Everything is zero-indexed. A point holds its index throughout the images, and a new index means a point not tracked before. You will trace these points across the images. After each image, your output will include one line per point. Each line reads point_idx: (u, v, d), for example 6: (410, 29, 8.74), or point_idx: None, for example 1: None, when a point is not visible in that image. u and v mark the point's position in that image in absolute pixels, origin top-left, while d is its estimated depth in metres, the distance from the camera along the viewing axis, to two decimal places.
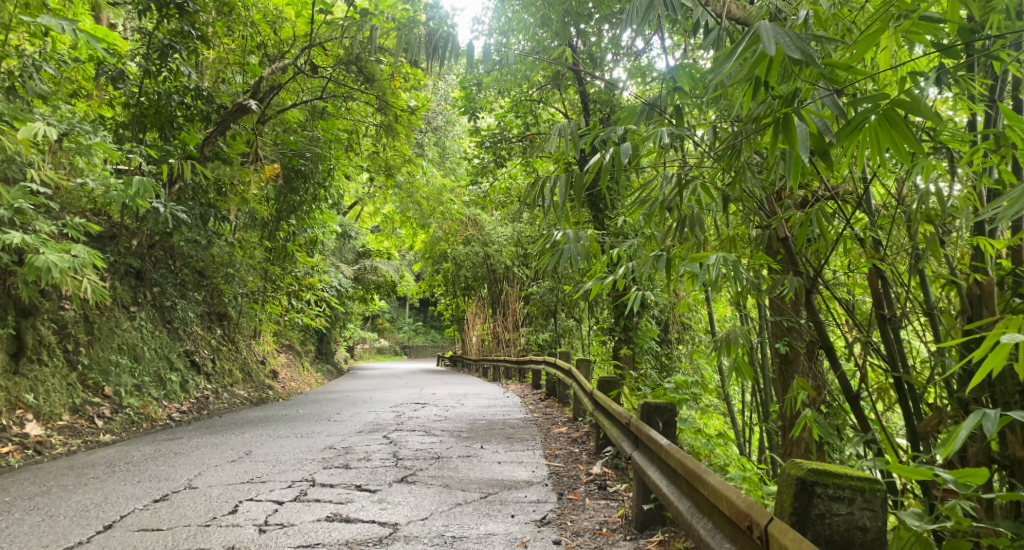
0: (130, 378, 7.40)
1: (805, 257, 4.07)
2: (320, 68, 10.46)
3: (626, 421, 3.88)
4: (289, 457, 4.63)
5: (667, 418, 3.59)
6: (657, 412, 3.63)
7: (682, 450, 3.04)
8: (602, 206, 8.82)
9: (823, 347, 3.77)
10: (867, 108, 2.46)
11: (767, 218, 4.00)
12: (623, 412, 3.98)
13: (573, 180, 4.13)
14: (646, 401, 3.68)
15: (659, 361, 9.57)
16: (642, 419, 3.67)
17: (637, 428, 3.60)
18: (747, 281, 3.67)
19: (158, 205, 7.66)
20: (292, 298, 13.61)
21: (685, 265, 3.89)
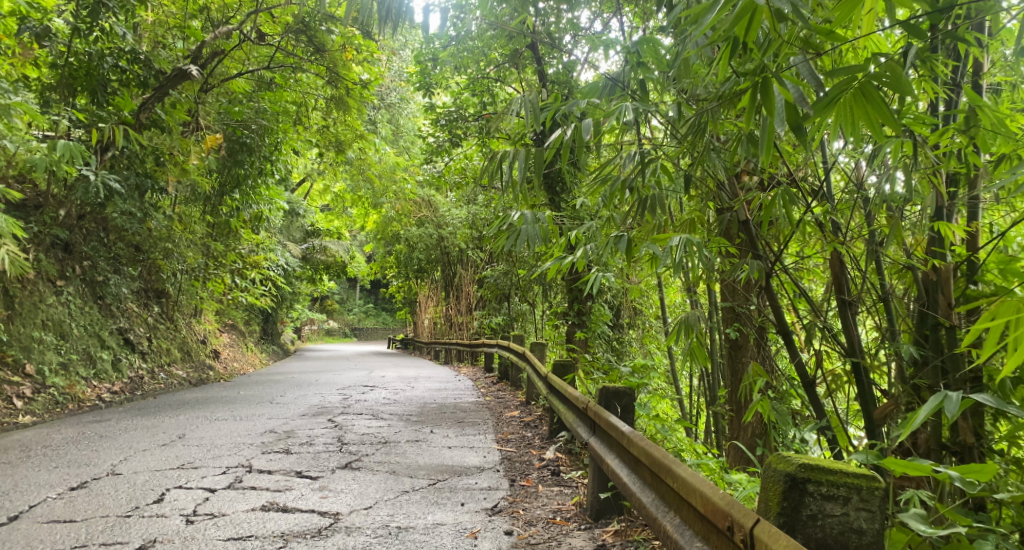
0: (55, 356, 6.99)
1: (766, 240, 3.95)
2: (268, 36, 10.04)
3: (583, 405, 3.74)
4: (226, 442, 4.37)
5: (626, 404, 3.47)
6: (615, 397, 3.50)
7: (644, 438, 2.90)
8: (558, 188, 8.67)
9: (783, 333, 3.65)
10: (846, 78, 2.26)
11: (729, 200, 3.84)
12: (580, 396, 3.84)
13: (531, 157, 3.94)
14: (604, 386, 3.54)
15: (611, 345, 9.50)
16: (600, 404, 3.53)
17: (595, 414, 3.46)
18: (709, 263, 3.52)
19: (89, 173, 7.34)
20: (236, 276, 13.16)
21: (646, 246, 3.73)
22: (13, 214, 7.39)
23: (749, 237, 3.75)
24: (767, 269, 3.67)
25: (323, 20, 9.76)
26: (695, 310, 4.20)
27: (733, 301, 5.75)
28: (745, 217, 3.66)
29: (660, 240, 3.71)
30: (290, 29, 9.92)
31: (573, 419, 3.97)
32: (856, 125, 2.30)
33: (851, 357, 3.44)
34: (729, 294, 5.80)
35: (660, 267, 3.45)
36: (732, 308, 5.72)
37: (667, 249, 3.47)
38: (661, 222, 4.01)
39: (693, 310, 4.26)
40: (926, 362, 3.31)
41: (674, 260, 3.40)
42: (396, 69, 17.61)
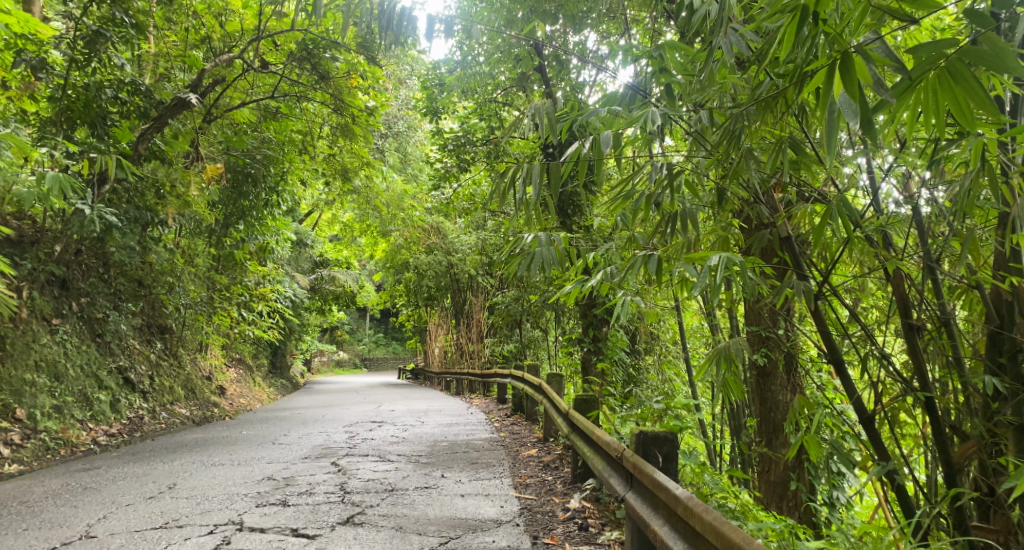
0: (48, 399, 6.67)
1: (808, 259, 3.58)
2: (271, 64, 9.83)
3: (619, 453, 3.38)
4: (217, 493, 4.00)
5: (671, 448, 3.17)
6: (655, 443, 3.19)
7: (704, 505, 2.54)
8: (571, 211, 8.37)
9: (835, 363, 3.29)
10: (932, 57, 2.10)
11: (768, 216, 3.49)
12: (613, 442, 3.48)
13: (546, 172, 3.63)
14: (641, 431, 3.22)
15: (627, 373, 9.09)
16: (637, 452, 3.21)
17: (635, 463, 3.12)
18: (752, 285, 3.17)
19: (84, 207, 7.06)
20: (243, 309, 12.87)
21: (678, 267, 3.39)
22: (5, 252, 7.09)
23: (791, 255, 3.40)
24: (814, 292, 3.32)
25: (327, 48, 9.62)
26: (735, 338, 3.86)
27: (760, 326, 5.42)
28: (787, 234, 3.32)
29: (694, 260, 3.37)
30: (294, 57, 9.72)
31: (607, 469, 3.60)
32: (943, 109, 2.14)
33: (923, 391, 3.09)
34: (755, 318, 5.47)
35: (698, 292, 3.09)
36: (758, 333, 5.39)
37: (704, 271, 3.11)
38: (693, 240, 3.66)
39: (732, 338, 3.92)
40: (1011, 395, 2.97)
41: (706, 282, 3.05)
42: (403, 97, 17.44)
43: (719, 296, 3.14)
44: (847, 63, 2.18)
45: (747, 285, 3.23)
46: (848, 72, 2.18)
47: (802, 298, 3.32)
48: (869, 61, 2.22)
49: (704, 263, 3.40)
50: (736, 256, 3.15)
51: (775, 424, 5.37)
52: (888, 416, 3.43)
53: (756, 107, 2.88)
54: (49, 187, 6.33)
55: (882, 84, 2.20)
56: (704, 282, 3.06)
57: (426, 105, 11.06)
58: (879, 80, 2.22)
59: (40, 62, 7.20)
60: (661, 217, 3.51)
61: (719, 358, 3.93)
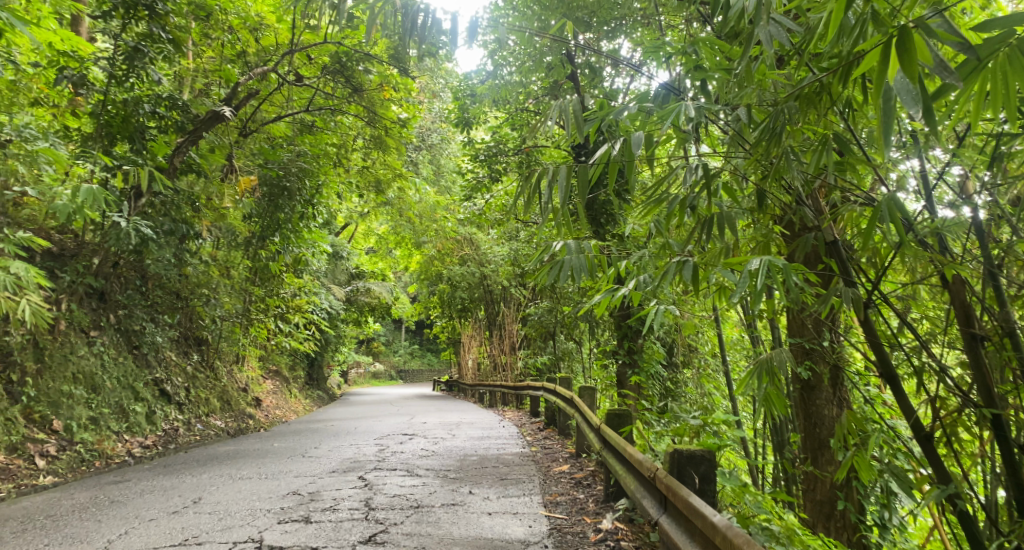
0: (85, 410, 6.72)
1: (856, 265, 3.41)
2: (305, 77, 9.89)
3: (653, 474, 3.27)
4: (240, 508, 3.95)
5: (708, 468, 3.06)
6: (691, 463, 3.10)
7: (744, 534, 2.43)
8: (604, 221, 8.22)
9: (890, 379, 3.18)
10: (999, 38, 2.23)
11: (811, 219, 3.33)
12: (647, 462, 3.38)
13: (575, 175, 3.53)
14: (675, 449, 3.13)
15: (664, 387, 8.88)
16: (673, 472, 3.13)
17: (670, 484, 3.04)
18: (796, 292, 3.03)
19: (120, 220, 7.14)
20: (278, 321, 12.95)
21: (716, 273, 3.24)
22: (44, 265, 7.17)
23: (837, 261, 3.27)
24: (862, 300, 3.17)
25: (360, 60, 9.73)
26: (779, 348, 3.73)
27: (802, 338, 5.21)
28: (832, 238, 3.17)
29: (732, 265, 3.24)
30: (326, 70, 9.77)
31: (641, 490, 3.48)
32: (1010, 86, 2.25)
33: (991, 409, 2.99)
34: (797, 330, 5.26)
35: (737, 296, 2.96)
36: (801, 345, 5.18)
37: (743, 275, 2.98)
38: (731, 245, 3.54)
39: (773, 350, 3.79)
40: None
41: (745, 287, 2.92)
42: (437, 109, 17.46)
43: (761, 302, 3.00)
44: (909, 43, 2.25)
45: (790, 292, 3.07)
46: (912, 55, 2.24)
47: (850, 307, 3.15)
48: (929, 44, 2.29)
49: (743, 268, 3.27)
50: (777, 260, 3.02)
51: (819, 441, 5.15)
52: (948, 431, 3.28)
53: (798, 103, 2.86)
54: (83, 200, 6.38)
55: (945, 67, 2.28)
56: (743, 286, 2.94)
57: (457, 117, 11.03)
58: (938, 62, 2.30)
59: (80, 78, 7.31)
60: (697, 222, 3.39)
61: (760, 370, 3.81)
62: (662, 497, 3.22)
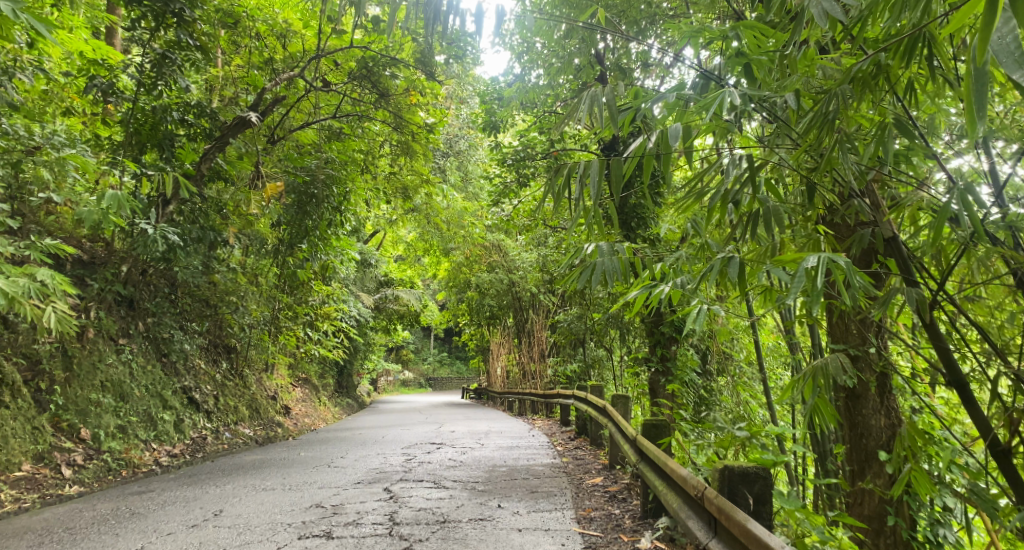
0: (113, 418, 6.66)
1: (920, 262, 3.23)
2: (332, 83, 9.86)
3: (702, 494, 3.07)
4: (260, 522, 3.86)
5: (763, 488, 2.86)
6: (744, 482, 2.89)
7: None
8: (635, 224, 8.02)
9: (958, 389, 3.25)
10: None
11: (870, 213, 3.18)
12: (694, 481, 3.18)
13: (611, 169, 3.41)
14: (727, 467, 2.92)
15: (698, 394, 8.62)
16: (724, 492, 2.93)
17: (724, 507, 2.85)
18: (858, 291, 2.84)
19: (147, 227, 7.09)
20: (307, 328, 12.91)
21: (767, 270, 3.07)
22: (73, 272, 7.13)
23: (898, 261, 3.18)
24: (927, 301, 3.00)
25: (386, 66, 9.62)
26: (836, 355, 3.85)
27: (846, 343, 4.97)
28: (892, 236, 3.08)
29: (785, 264, 3.06)
30: (352, 76, 9.72)
31: (687, 510, 3.28)
32: None
33: None
34: (840, 335, 5.02)
35: (793, 294, 2.78)
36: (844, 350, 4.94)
37: (800, 272, 2.84)
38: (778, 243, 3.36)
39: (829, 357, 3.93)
40: None
41: (802, 286, 2.79)
42: (464, 116, 17.36)
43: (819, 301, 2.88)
44: None
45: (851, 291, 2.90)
46: None
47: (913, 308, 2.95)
48: None
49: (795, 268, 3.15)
50: (836, 257, 2.88)
51: (866, 452, 4.89)
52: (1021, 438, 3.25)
53: (851, 87, 2.74)
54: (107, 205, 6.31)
55: None
56: (800, 285, 2.81)
57: (485, 121, 10.89)
58: None
59: (109, 87, 7.28)
60: (742, 219, 3.23)
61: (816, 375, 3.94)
62: (711, 518, 3.02)
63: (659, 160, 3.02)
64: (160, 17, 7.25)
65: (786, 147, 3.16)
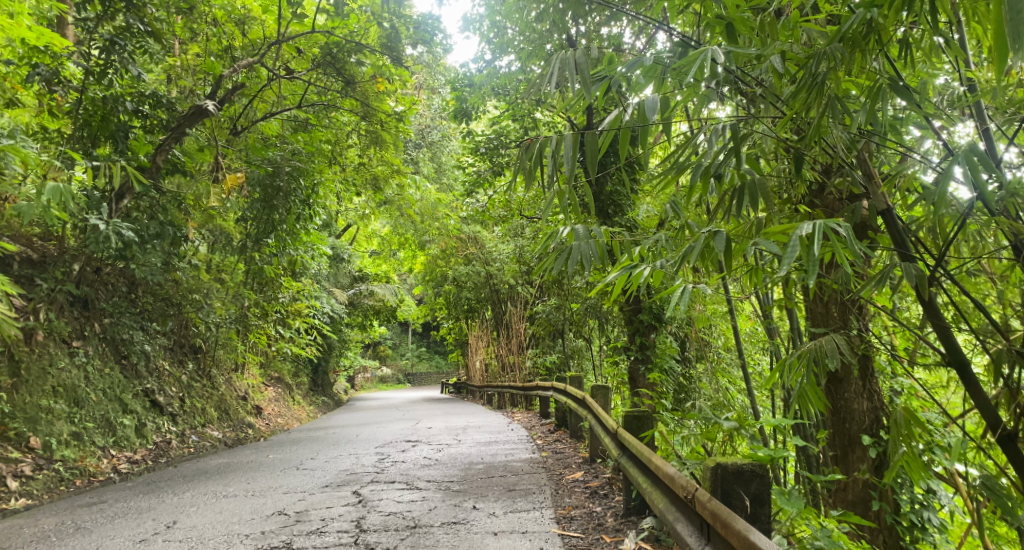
0: (66, 425, 6.30)
1: (915, 234, 3.04)
2: (295, 72, 9.52)
3: (692, 494, 2.87)
4: (215, 534, 3.59)
5: (760, 487, 2.68)
6: (739, 481, 2.70)
7: None
8: (612, 211, 7.79)
9: (960, 369, 3.05)
10: None
11: (862, 184, 2.98)
12: (682, 481, 2.98)
13: (584, 140, 3.16)
14: (718, 466, 2.73)
15: (678, 383, 8.45)
16: (717, 494, 2.73)
17: (720, 511, 2.64)
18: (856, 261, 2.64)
19: (99, 222, 6.71)
20: (279, 326, 12.56)
21: (755, 244, 2.84)
22: (20, 273, 6.75)
23: (892, 234, 2.97)
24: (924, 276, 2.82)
25: (352, 52, 9.30)
26: (829, 336, 3.63)
27: (827, 327, 4.78)
28: (887, 206, 2.88)
29: (773, 237, 2.85)
30: (317, 63, 9.38)
31: (675, 510, 3.08)
32: None
33: None
34: (821, 319, 4.82)
35: (787, 267, 2.57)
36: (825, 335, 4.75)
37: (794, 240, 2.60)
38: (765, 218, 3.14)
39: (821, 340, 3.69)
40: None
41: (795, 256, 2.56)
42: (435, 107, 17.03)
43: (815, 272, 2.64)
44: None
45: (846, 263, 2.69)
46: None
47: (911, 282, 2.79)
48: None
49: (787, 241, 2.91)
50: (832, 224, 2.65)
51: (850, 437, 4.70)
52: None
53: (843, 47, 2.50)
54: (49, 199, 5.93)
55: None
56: (794, 254, 2.57)
57: (455, 108, 10.60)
58: None
59: (53, 75, 6.90)
60: (725, 192, 2.99)
61: (810, 357, 3.68)
62: (703, 522, 2.81)
63: (637, 126, 2.78)
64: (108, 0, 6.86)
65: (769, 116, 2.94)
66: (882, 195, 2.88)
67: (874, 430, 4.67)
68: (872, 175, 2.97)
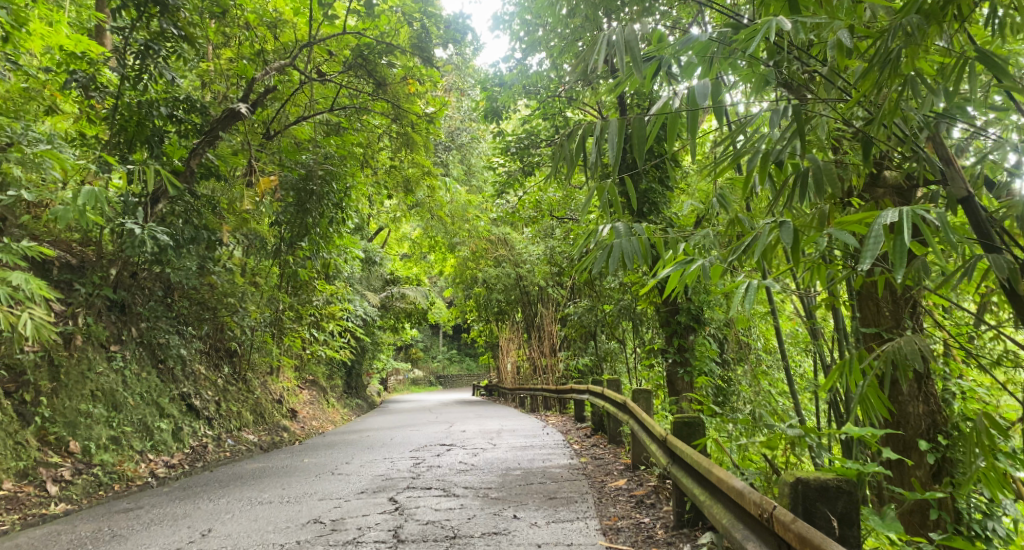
0: (105, 429, 6.31)
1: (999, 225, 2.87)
2: (327, 74, 9.50)
3: (768, 512, 2.69)
4: (250, 543, 3.51)
5: (847, 505, 2.55)
6: (824, 499, 2.56)
7: None
8: (648, 210, 7.63)
9: None
10: None
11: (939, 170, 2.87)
12: (754, 497, 2.81)
13: (635, 126, 3.09)
14: (800, 483, 2.59)
15: (717, 385, 8.26)
16: (799, 512, 2.59)
17: (802, 533, 2.48)
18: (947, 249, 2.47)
19: (134, 226, 6.71)
20: (313, 329, 12.58)
21: (828, 235, 2.71)
22: (59, 278, 6.80)
23: (974, 223, 2.78)
24: (1013, 268, 2.65)
25: (383, 53, 9.28)
26: (909, 338, 3.40)
27: (879, 327, 4.58)
28: (967, 192, 2.74)
29: (848, 228, 2.71)
30: (348, 65, 9.36)
31: (744, 528, 2.91)
32: None
33: None
34: (872, 318, 4.63)
35: (872, 256, 2.42)
36: (877, 335, 4.55)
37: (875, 230, 2.46)
38: (828, 210, 3.02)
39: (899, 342, 3.49)
40: None
41: (877, 246, 2.43)
42: (464, 109, 16.96)
43: (900, 263, 2.51)
44: None
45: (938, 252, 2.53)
46: None
47: (998, 274, 2.62)
48: None
49: (861, 231, 2.77)
50: (919, 212, 2.50)
51: (906, 443, 4.47)
52: None
53: (918, 21, 2.47)
54: (84, 202, 5.96)
55: None
56: (877, 245, 2.43)
57: (486, 108, 10.50)
58: None
59: (90, 80, 6.87)
60: (787, 179, 2.90)
61: (889, 360, 3.48)
62: (779, 543, 2.65)
63: (697, 108, 2.71)
64: (142, 5, 6.86)
65: (833, 97, 2.90)
66: (962, 181, 2.75)
67: (932, 435, 4.44)
68: (950, 160, 2.86)
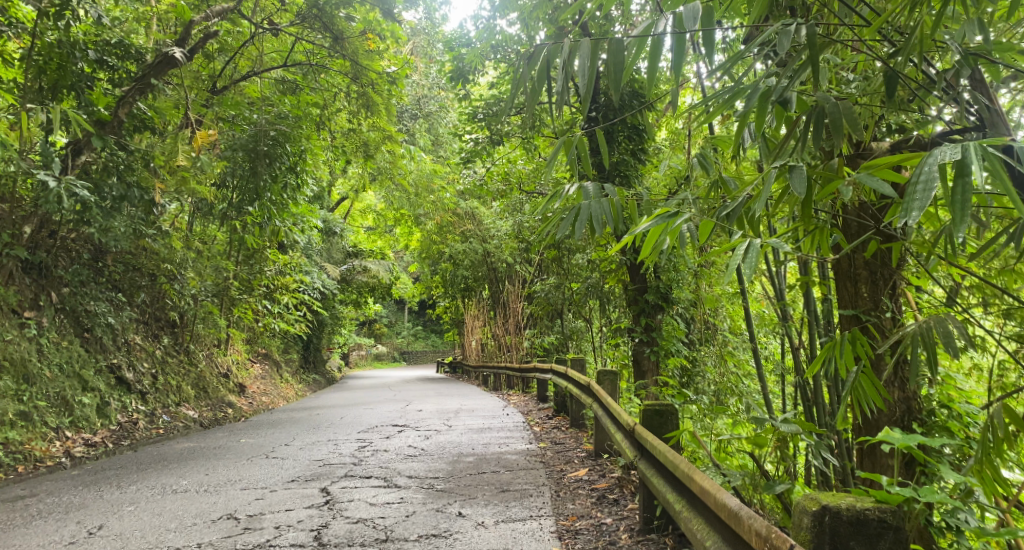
0: (12, 404, 5.67)
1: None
2: (280, 25, 8.74)
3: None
4: None
5: (892, 544, 2.13)
6: (856, 535, 2.15)
7: None
8: (620, 182, 7.10)
9: None
10: None
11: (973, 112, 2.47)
12: (758, 526, 2.23)
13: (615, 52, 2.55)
14: (829, 515, 2.16)
15: (684, 367, 7.86)
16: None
17: None
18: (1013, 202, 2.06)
19: (47, 178, 5.93)
20: (266, 301, 11.92)
21: (854, 180, 2.28)
22: None
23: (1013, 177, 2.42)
24: None
25: (341, 6, 8.54)
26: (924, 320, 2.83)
27: (856, 309, 4.03)
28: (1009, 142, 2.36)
29: (878, 175, 2.27)
30: (302, 16, 8.60)
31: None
32: None
33: None
34: (849, 300, 4.06)
35: (921, 206, 2.01)
36: (854, 318, 3.99)
37: (926, 172, 2.05)
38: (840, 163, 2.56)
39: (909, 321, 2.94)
40: None
41: (928, 196, 2.02)
42: (433, 76, 16.18)
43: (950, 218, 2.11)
44: None
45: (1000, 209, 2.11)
46: None
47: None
48: None
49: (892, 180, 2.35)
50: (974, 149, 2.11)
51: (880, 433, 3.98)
52: None
53: None
54: None
55: None
56: (927, 194, 2.02)
57: (452, 70, 9.87)
58: None
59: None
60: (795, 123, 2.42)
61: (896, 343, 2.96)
62: None
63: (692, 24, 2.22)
64: None
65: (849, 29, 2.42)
66: (1005, 128, 2.39)
67: (906, 422, 3.94)
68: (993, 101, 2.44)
